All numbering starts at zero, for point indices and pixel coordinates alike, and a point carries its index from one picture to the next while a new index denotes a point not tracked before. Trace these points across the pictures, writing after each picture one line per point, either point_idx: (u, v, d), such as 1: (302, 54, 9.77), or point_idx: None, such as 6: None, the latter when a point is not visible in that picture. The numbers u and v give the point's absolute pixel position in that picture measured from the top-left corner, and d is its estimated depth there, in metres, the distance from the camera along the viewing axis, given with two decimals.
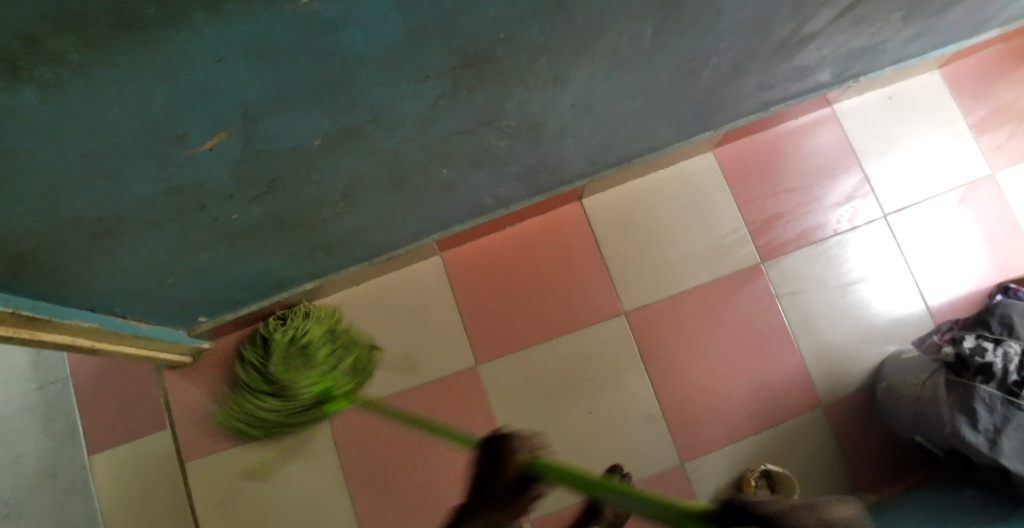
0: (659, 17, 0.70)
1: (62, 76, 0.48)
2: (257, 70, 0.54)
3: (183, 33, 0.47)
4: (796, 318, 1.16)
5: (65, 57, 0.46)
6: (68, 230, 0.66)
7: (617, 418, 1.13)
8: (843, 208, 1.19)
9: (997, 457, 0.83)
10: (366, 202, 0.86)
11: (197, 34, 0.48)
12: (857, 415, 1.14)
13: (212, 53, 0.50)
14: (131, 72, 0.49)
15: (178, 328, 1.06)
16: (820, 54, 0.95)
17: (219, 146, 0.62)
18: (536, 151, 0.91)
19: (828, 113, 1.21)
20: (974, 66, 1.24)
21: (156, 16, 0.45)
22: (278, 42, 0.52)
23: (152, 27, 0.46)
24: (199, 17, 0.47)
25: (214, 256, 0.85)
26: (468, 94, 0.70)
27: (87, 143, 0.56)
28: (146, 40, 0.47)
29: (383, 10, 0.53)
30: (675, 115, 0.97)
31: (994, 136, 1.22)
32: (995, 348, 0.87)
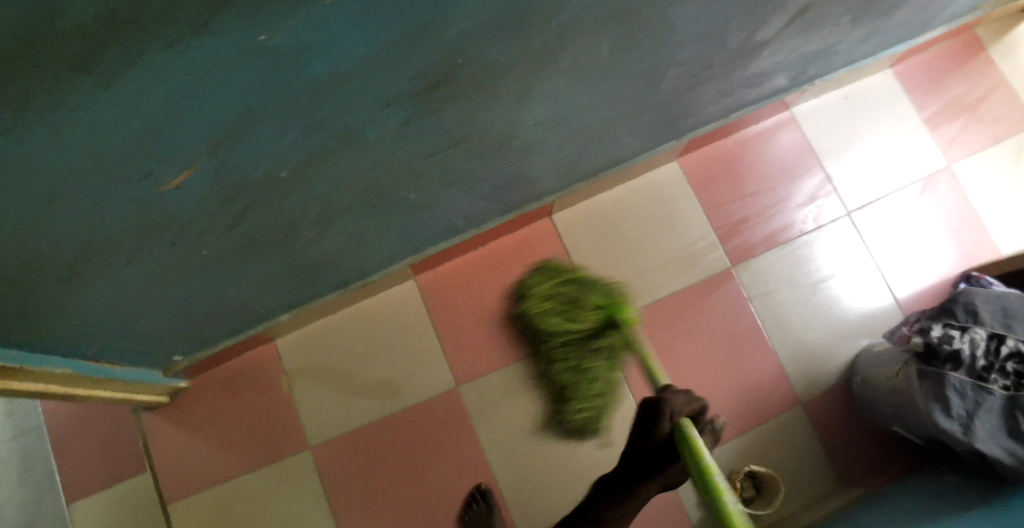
0: (614, 32, 0.71)
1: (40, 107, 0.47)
2: (224, 98, 0.54)
3: (157, 62, 0.47)
4: (771, 318, 1.18)
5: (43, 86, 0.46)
6: (35, 276, 0.64)
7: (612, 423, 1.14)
8: (808, 207, 1.22)
9: (972, 441, 0.84)
10: (338, 229, 0.87)
11: (170, 64, 0.48)
12: (836, 410, 1.15)
13: (183, 82, 0.50)
14: (105, 105, 0.49)
15: (154, 369, 1.04)
16: (775, 59, 0.98)
17: (186, 182, 0.62)
18: (505, 168, 0.92)
19: (787, 116, 1.25)
20: (924, 64, 1.28)
21: (132, 41, 0.45)
22: (239, 71, 0.51)
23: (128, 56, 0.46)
24: (172, 46, 0.47)
25: (187, 293, 0.84)
26: (430, 118, 0.71)
27: (64, 176, 0.55)
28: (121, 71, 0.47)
29: (337, 41, 0.53)
30: (639, 126, 0.99)
31: (948, 128, 1.27)
32: (961, 335, 0.89)
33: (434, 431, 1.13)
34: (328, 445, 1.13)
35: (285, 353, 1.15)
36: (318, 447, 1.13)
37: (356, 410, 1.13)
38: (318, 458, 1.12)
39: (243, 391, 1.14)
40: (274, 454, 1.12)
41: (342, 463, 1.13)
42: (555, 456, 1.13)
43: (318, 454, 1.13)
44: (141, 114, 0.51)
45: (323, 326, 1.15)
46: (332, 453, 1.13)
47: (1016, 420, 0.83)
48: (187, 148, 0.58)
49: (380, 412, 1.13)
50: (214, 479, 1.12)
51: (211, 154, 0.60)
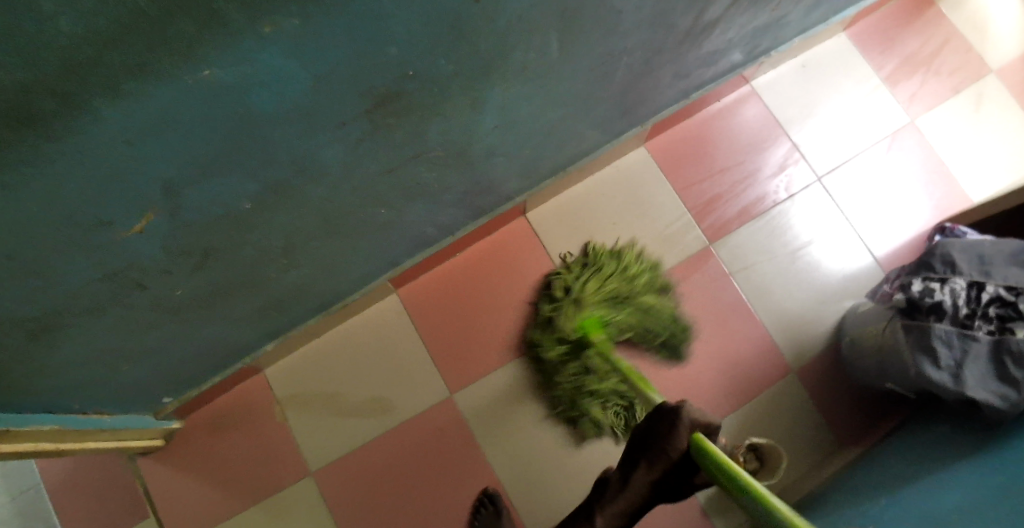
0: (561, 29, 0.72)
1: None
2: (169, 145, 0.54)
3: (86, 120, 0.47)
4: (753, 291, 1.19)
5: None
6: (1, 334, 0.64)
7: None
8: (778, 177, 1.23)
9: (961, 389, 0.84)
10: (306, 254, 0.86)
11: (101, 120, 0.48)
12: (827, 374, 1.16)
13: (122, 135, 0.50)
14: (48, 170, 0.49)
15: (143, 412, 1.04)
16: (726, 37, 0.99)
17: (148, 226, 0.62)
18: (469, 174, 0.92)
19: (747, 90, 1.26)
20: (875, 24, 1.30)
21: (55, 108, 0.45)
22: (184, 115, 0.52)
23: (54, 123, 0.46)
24: (99, 104, 0.46)
25: (164, 334, 0.84)
26: (387, 133, 0.71)
27: (10, 244, 0.54)
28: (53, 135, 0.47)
29: (280, 68, 0.53)
30: (599, 117, 1.00)
31: (906, 85, 1.28)
32: (941, 286, 0.91)
33: (433, 445, 1.13)
34: (328, 468, 1.12)
35: (275, 382, 1.14)
36: (319, 472, 1.12)
37: (351, 431, 1.13)
38: (319, 482, 1.12)
39: (236, 424, 1.13)
40: (273, 484, 1.12)
41: (344, 485, 1.12)
42: (555, 453, 1.12)
43: (319, 479, 1.12)
44: (92, 158, 0.51)
45: (311, 350, 1.15)
46: (333, 476, 1.12)
47: (1004, 364, 0.82)
48: (142, 190, 0.57)
49: (375, 429, 1.13)
50: (216, 518, 1.11)
51: (166, 192, 0.59)
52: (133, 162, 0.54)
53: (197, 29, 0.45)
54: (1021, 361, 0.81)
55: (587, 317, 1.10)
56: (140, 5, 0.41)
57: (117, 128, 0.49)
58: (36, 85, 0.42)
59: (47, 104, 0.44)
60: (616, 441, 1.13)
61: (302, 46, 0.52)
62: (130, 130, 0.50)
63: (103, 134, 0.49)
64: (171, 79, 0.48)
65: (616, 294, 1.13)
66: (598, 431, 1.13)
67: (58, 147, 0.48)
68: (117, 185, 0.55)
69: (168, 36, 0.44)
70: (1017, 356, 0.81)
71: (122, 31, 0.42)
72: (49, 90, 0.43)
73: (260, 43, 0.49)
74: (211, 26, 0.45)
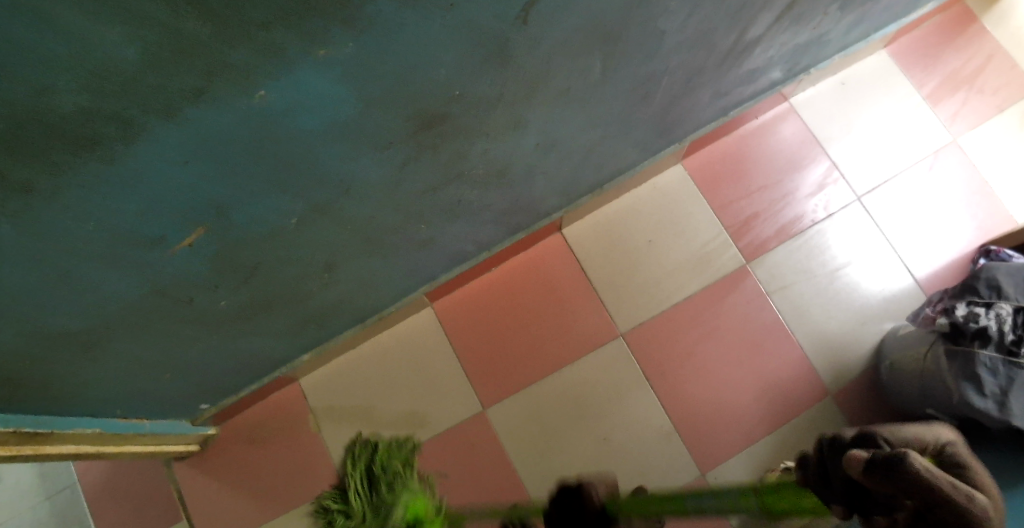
0: (605, 49, 0.71)
1: (35, 204, 0.48)
2: (217, 165, 0.55)
3: (139, 143, 0.48)
4: (789, 312, 1.17)
5: (35, 184, 0.46)
6: (56, 342, 0.66)
7: (648, 431, 1.13)
8: (816, 197, 1.21)
9: (1008, 418, 0.84)
10: (347, 270, 0.87)
11: (157, 139, 0.48)
12: (865, 399, 1.14)
13: (174, 156, 0.51)
14: (97, 188, 0.50)
15: (181, 419, 1.06)
16: (767, 55, 0.98)
17: (196, 241, 0.63)
18: (507, 193, 0.92)
19: (786, 108, 1.24)
20: (918, 41, 1.28)
21: (116, 132, 0.45)
22: (232, 135, 0.52)
23: (113, 144, 0.47)
24: (158, 124, 0.47)
25: (209, 347, 0.85)
26: (431, 152, 0.72)
27: (63, 261, 0.56)
28: (111, 156, 0.47)
29: (336, 91, 0.54)
30: (638, 136, 0.99)
31: (948, 104, 1.26)
32: (986, 311, 0.88)
33: (464, 463, 1.13)
34: None
35: (309, 393, 1.16)
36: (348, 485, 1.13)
37: None
38: None
39: (270, 432, 1.15)
40: (306, 493, 1.13)
41: None
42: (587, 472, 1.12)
43: None
44: (139, 180, 0.52)
45: (344, 363, 1.16)
46: None
47: None
48: (196, 209, 0.59)
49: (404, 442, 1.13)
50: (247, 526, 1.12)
51: (220, 210, 0.61)
52: (182, 182, 0.54)
53: (255, 59, 0.46)
54: None
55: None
56: (203, 37, 0.42)
57: (170, 150, 0.50)
58: (96, 111, 0.43)
59: (106, 129, 0.45)
60: (649, 462, 1.12)
61: (355, 72, 0.53)
62: (182, 152, 0.51)
63: (156, 155, 0.50)
64: (226, 103, 0.48)
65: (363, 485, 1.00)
66: (630, 450, 1.12)
67: (122, 169, 0.49)
68: (172, 201, 0.56)
69: (219, 62, 0.44)
70: None
71: (182, 57, 0.42)
72: (115, 118, 0.44)
73: (310, 71, 0.50)
74: (268, 55, 0.46)
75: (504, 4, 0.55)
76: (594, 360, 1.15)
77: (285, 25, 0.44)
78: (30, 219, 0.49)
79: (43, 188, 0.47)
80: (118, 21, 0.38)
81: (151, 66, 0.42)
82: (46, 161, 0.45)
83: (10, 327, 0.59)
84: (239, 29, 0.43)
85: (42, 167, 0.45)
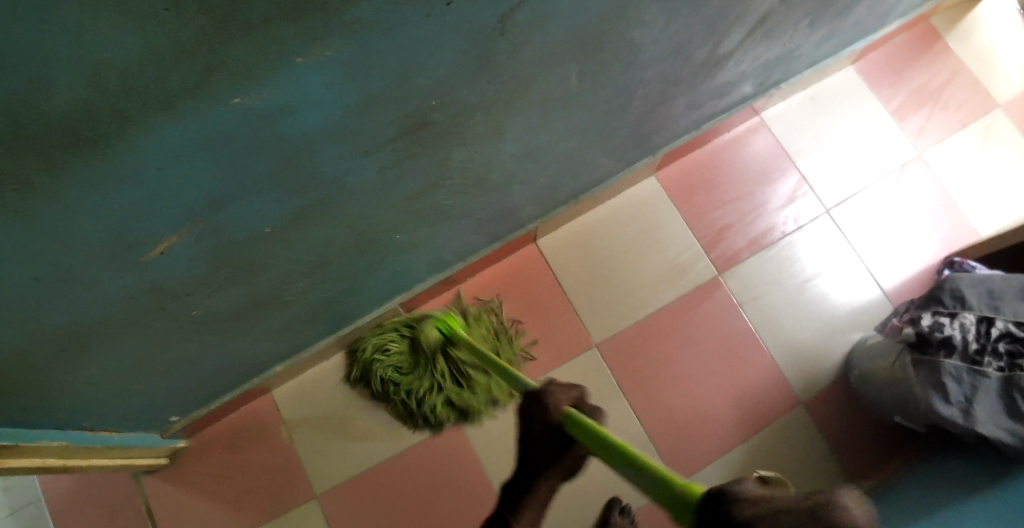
0: (583, 60, 0.72)
1: (32, 202, 0.47)
2: (210, 165, 0.55)
3: (138, 138, 0.47)
4: (762, 321, 1.19)
5: (32, 182, 0.46)
6: (37, 351, 0.64)
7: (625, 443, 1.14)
8: (787, 209, 1.24)
9: (973, 426, 0.85)
10: (326, 274, 0.87)
11: (154, 136, 0.48)
12: (836, 408, 1.16)
13: (172, 153, 0.50)
14: (96, 184, 0.49)
15: (151, 432, 1.03)
16: (740, 69, 1.00)
17: (171, 249, 0.62)
18: (487, 199, 0.93)
19: (757, 121, 1.27)
20: (885, 58, 1.32)
21: (116, 126, 0.45)
22: (230, 134, 0.52)
23: (113, 140, 0.46)
24: (156, 121, 0.47)
25: (184, 353, 0.84)
26: (412, 159, 0.72)
27: (42, 272, 0.55)
28: (109, 152, 0.47)
29: (316, 100, 0.54)
30: (615, 146, 1.01)
31: (914, 119, 1.30)
32: (951, 321, 0.90)
33: (441, 474, 1.13)
34: (335, 493, 1.12)
35: (284, 405, 1.15)
36: (324, 495, 1.12)
37: (362, 451, 1.13)
38: (324, 506, 1.12)
39: (248, 442, 1.13)
40: (280, 506, 1.12)
41: (352, 508, 1.12)
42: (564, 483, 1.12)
43: (325, 502, 1.12)
44: (137, 178, 0.51)
45: (319, 373, 1.15)
46: (339, 500, 1.12)
47: (1014, 399, 0.83)
48: (171, 218, 0.58)
49: (390, 450, 1.13)
50: None
51: (198, 218, 0.60)
52: (182, 179, 0.54)
53: (257, 56, 0.46)
54: None
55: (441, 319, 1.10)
56: (204, 35, 0.42)
57: (166, 150, 0.50)
58: (95, 108, 0.43)
59: (102, 126, 0.44)
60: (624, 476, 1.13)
61: (333, 81, 0.53)
62: (176, 154, 0.51)
63: (152, 156, 0.50)
64: (222, 103, 0.48)
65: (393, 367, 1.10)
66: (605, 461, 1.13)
67: (122, 165, 0.49)
68: (172, 199, 0.56)
69: (201, 69, 0.44)
70: None
71: (180, 54, 0.42)
72: (115, 114, 0.44)
73: (300, 73, 0.50)
74: (264, 54, 0.46)
75: (483, 14, 0.56)
76: (570, 370, 1.16)
77: (281, 23, 0.44)
78: (27, 220, 0.49)
79: (40, 188, 0.47)
80: (118, 17, 0.38)
81: (150, 63, 0.42)
82: (43, 160, 0.44)
83: (8, 329, 0.58)
84: (234, 28, 0.43)
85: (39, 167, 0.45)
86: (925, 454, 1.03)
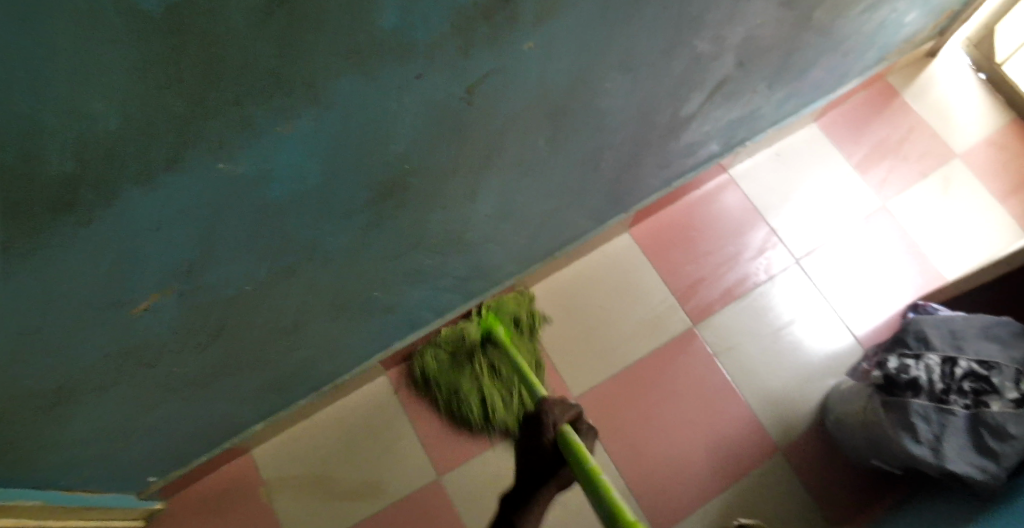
0: (549, 126, 0.78)
1: (14, 266, 0.50)
2: (187, 230, 0.58)
3: (116, 207, 0.51)
4: (738, 371, 1.22)
5: (14, 244, 0.48)
6: (19, 409, 0.66)
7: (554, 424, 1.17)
8: (758, 260, 1.30)
9: (943, 463, 0.86)
10: (311, 335, 0.91)
11: (129, 207, 0.52)
12: (816, 453, 1.17)
13: (149, 220, 0.54)
14: (73, 249, 0.52)
15: (128, 492, 1.04)
16: (703, 130, 1.07)
17: (157, 305, 0.66)
18: (465, 259, 0.98)
19: (726, 178, 1.36)
20: (845, 116, 1.41)
21: (93, 196, 0.49)
22: (203, 202, 0.56)
23: (89, 207, 0.49)
24: (131, 192, 0.51)
25: (166, 412, 0.86)
26: (390, 221, 0.77)
27: (30, 330, 0.58)
28: (85, 218, 0.50)
29: (300, 163, 0.59)
30: (587, 205, 1.07)
31: (877, 170, 1.37)
32: (916, 363, 0.94)
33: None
34: None
35: (264, 465, 1.16)
36: None
37: (344, 509, 1.13)
38: None
39: (230, 507, 1.13)
40: None
41: None
42: None
43: None
44: (113, 240, 0.54)
45: (304, 430, 1.17)
46: None
47: (982, 436, 0.85)
48: (156, 279, 0.62)
49: (372, 507, 1.13)
50: None
51: (185, 276, 0.64)
52: (160, 245, 0.58)
53: (230, 130, 0.50)
54: (997, 434, 0.83)
55: (490, 314, 1.17)
56: (180, 111, 0.46)
57: (148, 210, 0.53)
58: (81, 174, 0.46)
59: (88, 186, 0.47)
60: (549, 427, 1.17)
61: (312, 148, 0.58)
62: (159, 216, 0.55)
63: (138, 214, 0.53)
64: (197, 173, 0.53)
65: (448, 333, 1.16)
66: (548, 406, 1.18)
67: (99, 230, 0.52)
68: (151, 264, 0.59)
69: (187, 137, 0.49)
70: (994, 429, 0.84)
71: (158, 116, 0.46)
72: (99, 185, 0.48)
73: (278, 141, 0.54)
74: (237, 128, 0.51)
75: (451, 86, 0.61)
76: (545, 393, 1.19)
77: (258, 98, 0.49)
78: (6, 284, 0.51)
79: (19, 248, 0.49)
80: (108, 94, 0.42)
81: (132, 130, 0.45)
82: (26, 223, 0.47)
83: None
84: (213, 105, 0.48)
85: (30, 227, 0.47)
86: (910, 500, 1.02)
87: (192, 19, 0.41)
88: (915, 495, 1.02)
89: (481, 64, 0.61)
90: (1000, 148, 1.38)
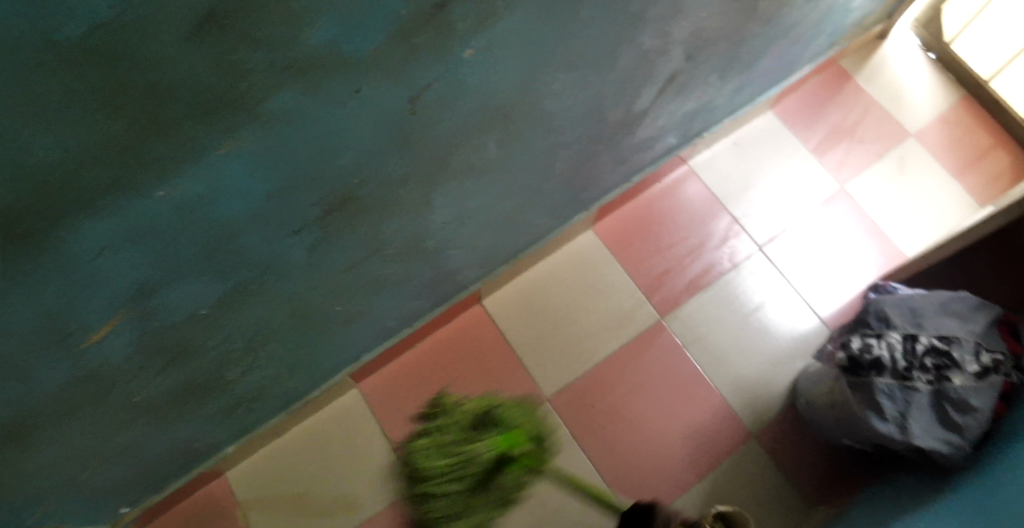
0: (500, 130, 0.78)
1: None
2: (133, 258, 0.57)
3: (59, 237, 0.49)
4: (708, 360, 1.23)
5: None
6: None
7: None
8: (722, 249, 1.31)
9: (909, 439, 0.86)
10: (268, 353, 0.89)
11: (71, 236, 0.50)
12: (791, 436, 1.18)
13: (94, 247, 0.52)
14: (13, 285, 0.51)
15: (102, 523, 1.02)
16: (659, 123, 1.08)
17: (110, 331, 0.64)
18: (425, 266, 0.97)
19: (686, 170, 1.37)
20: (800, 102, 1.43)
21: (46, 225, 0.47)
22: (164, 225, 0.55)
23: (49, 234, 0.48)
24: (77, 219, 0.49)
25: (130, 439, 0.84)
26: (345, 232, 0.75)
27: None
28: (38, 248, 0.49)
29: (245, 186, 0.58)
30: (547, 205, 1.07)
31: (834, 153, 1.39)
32: (878, 341, 0.93)
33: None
34: None
35: (236, 485, 1.14)
36: None
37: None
38: None
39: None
40: None
41: None
42: None
43: None
44: (63, 271, 0.52)
45: (274, 450, 1.16)
46: None
47: (945, 411, 0.86)
48: (102, 309, 0.60)
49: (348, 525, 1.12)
50: None
51: (141, 299, 0.62)
52: (121, 270, 0.57)
53: (186, 153, 0.50)
54: (960, 408, 0.85)
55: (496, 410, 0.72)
56: (122, 135, 0.45)
57: (104, 239, 0.52)
58: (30, 207, 0.45)
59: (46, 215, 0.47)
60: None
61: (258, 168, 0.57)
62: (118, 240, 0.54)
63: (81, 246, 0.52)
64: (141, 201, 0.51)
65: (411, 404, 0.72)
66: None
67: (46, 263, 0.51)
68: (101, 294, 0.58)
69: (149, 158, 0.48)
70: (957, 403, 0.85)
71: (110, 143, 0.45)
72: (50, 213, 0.47)
73: (218, 165, 0.53)
74: (185, 151, 0.50)
75: (393, 97, 0.60)
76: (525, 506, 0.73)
77: (210, 122, 0.49)
78: None
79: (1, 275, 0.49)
80: (41, 123, 0.41)
81: (86, 154, 0.45)
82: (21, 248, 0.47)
83: None
84: (161, 129, 0.47)
85: (16, 253, 0.48)
86: (881, 476, 1.04)
87: (122, 36, 0.40)
88: (885, 472, 1.03)
89: (422, 74, 0.60)
90: (951, 125, 1.41)
